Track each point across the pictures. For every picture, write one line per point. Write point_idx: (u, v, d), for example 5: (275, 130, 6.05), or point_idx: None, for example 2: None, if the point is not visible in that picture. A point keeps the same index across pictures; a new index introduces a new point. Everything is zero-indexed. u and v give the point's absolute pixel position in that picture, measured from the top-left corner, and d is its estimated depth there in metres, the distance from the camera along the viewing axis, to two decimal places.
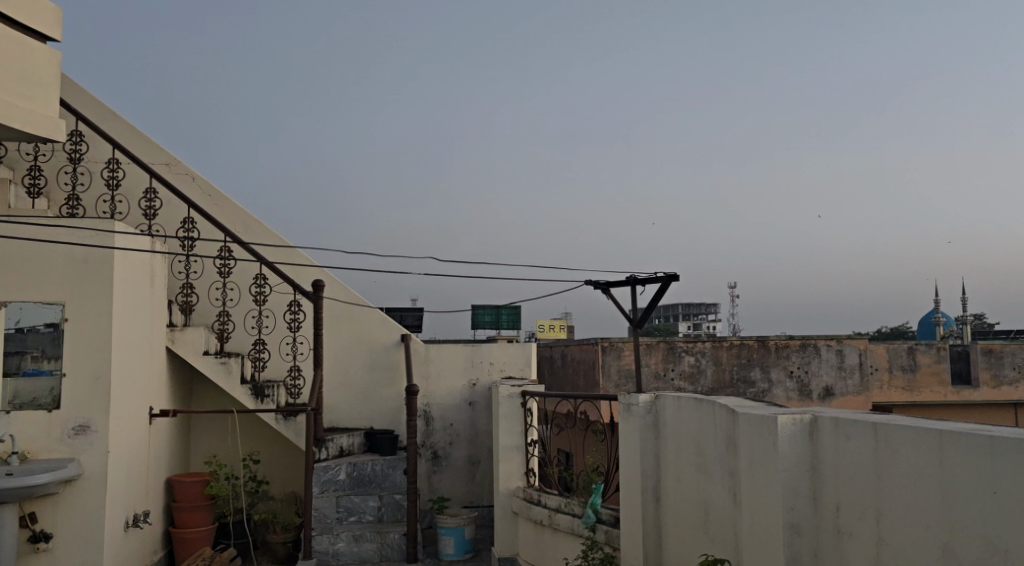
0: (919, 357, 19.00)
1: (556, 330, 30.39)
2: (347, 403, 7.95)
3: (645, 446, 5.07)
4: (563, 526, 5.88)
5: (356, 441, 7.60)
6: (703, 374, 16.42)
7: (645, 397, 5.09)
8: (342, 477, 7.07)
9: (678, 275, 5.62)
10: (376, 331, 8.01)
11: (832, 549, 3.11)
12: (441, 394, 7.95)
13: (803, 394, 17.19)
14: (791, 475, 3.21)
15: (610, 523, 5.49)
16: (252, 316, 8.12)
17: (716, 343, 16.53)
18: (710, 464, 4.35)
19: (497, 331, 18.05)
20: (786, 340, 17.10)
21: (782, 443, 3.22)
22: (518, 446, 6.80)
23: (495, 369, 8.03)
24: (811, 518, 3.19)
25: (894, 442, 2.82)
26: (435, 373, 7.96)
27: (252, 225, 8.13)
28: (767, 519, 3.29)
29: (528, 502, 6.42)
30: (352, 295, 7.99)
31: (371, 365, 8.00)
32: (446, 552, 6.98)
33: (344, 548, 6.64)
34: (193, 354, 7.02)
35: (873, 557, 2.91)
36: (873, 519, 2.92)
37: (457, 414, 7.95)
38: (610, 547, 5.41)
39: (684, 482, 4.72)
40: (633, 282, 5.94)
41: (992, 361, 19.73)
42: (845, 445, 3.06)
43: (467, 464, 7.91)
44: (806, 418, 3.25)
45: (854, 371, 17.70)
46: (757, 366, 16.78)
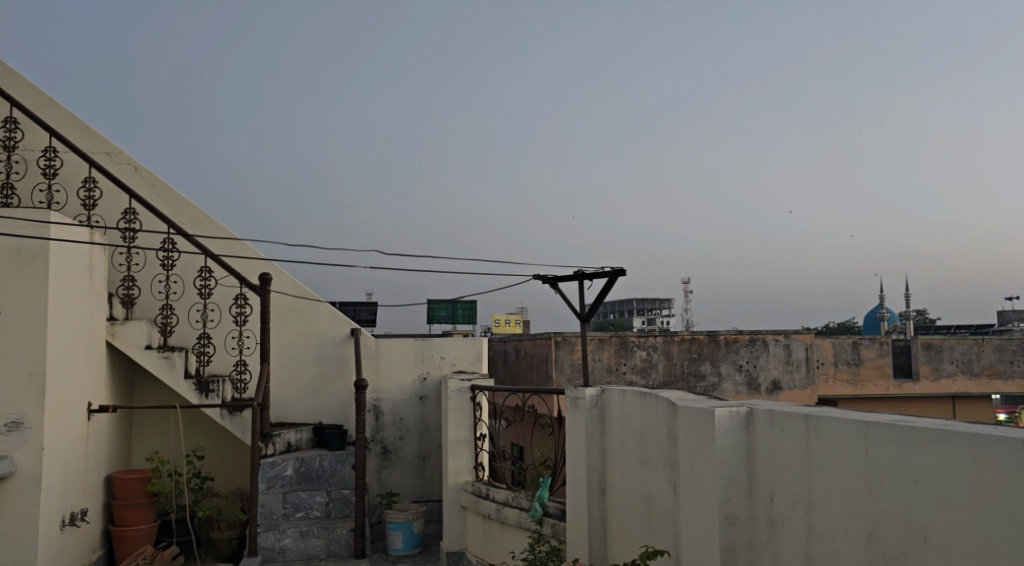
0: (863, 352, 19.49)
1: (512, 325, 30.40)
2: (296, 398, 7.87)
3: (591, 439, 5.13)
4: (511, 520, 5.92)
5: (304, 437, 7.52)
6: (655, 368, 16.49)
7: (591, 390, 5.14)
8: (289, 472, 6.99)
9: (625, 270, 5.71)
10: (325, 325, 7.94)
11: (765, 539, 3.20)
12: (392, 389, 7.92)
13: (752, 387, 17.51)
14: (727, 466, 3.28)
15: (556, 516, 5.57)
16: (196, 309, 7.98)
17: (668, 338, 16.72)
18: (654, 458, 4.41)
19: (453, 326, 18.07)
20: (735, 335, 17.40)
21: (719, 436, 3.29)
22: (467, 440, 6.82)
23: (446, 363, 8.04)
24: (745, 509, 3.28)
25: (825, 433, 2.90)
26: (386, 367, 7.93)
27: (197, 216, 7.99)
28: (703, 512, 3.37)
29: (476, 496, 6.45)
30: (301, 289, 7.91)
31: (320, 360, 7.93)
32: (394, 547, 6.98)
33: (291, 544, 6.59)
34: (135, 348, 6.86)
35: (802, 546, 3.00)
36: (804, 508, 3.01)
37: (407, 409, 7.93)
38: (556, 540, 5.48)
39: (628, 475, 4.78)
40: (580, 277, 6.01)
41: (932, 355, 20.37)
42: (778, 437, 3.15)
43: (418, 458, 7.90)
44: (742, 411, 3.33)
45: (801, 365, 18.17)
46: (708, 360, 17.07)
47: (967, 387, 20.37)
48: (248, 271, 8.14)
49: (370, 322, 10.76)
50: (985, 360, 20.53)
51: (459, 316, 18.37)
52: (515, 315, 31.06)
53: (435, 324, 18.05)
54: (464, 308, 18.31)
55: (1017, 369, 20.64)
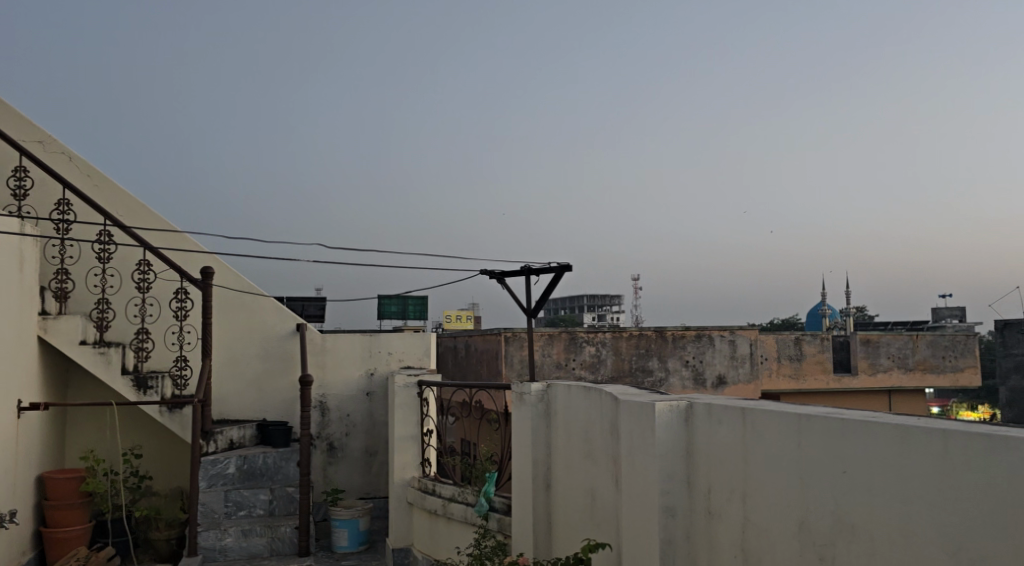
0: (805, 347, 19.93)
1: (463, 321, 30.38)
2: (238, 394, 7.71)
3: (537, 434, 5.13)
4: (457, 515, 5.90)
5: (248, 434, 7.37)
6: (603, 363, 16.61)
7: (537, 385, 5.13)
8: (231, 470, 6.85)
9: (572, 266, 5.74)
10: (269, 319, 7.79)
11: (703, 531, 3.24)
12: (338, 385, 7.82)
13: (698, 382, 17.82)
14: (667, 459, 3.31)
15: (502, 511, 5.58)
16: (134, 303, 7.75)
17: (616, 333, 16.87)
18: (597, 452, 4.43)
19: (404, 322, 17.97)
20: (682, 330, 17.67)
21: (660, 430, 3.32)
22: (414, 435, 6.77)
23: (394, 359, 7.96)
24: (684, 501, 3.31)
25: (760, 426, 2.95)
26: (332, 363, 7.82)
27: (136, 208, 7.76)
28: (644, 504, 3.40)
29: (422, 492, 6.41)
30: (244, 283, 7.75)
31: (264, 355, 7.78)
32: (340, 545, 6.91)
33: (232, 544, 6.44)
34: (68, 344, 6.64)
35: (737, 537, 3.05)
36: (740, 500, 3.05)
37: (354, 404, 7.84)
38: (502, 535, 5.47)
39: (573, 469, 4.80)
40: (527, 272, 6.02)
41: (870, 350, 20.94)
42: (716, 430, 3.18)
43: (364, 455, 7.82)
44: (682, 405, 3.36)
45: (745, 360, 18.52)
46: (655, 355, 17.28)
47: (902, 381, 21.04)
48: (188, 265, 7.94)
49: (318, 317, 10.61)
50: (919, 354, 21.23)
51: (410, 312, 18.27)
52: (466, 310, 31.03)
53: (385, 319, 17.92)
54: (414, 304, 18.19)
55: (949, 363, 21.39)
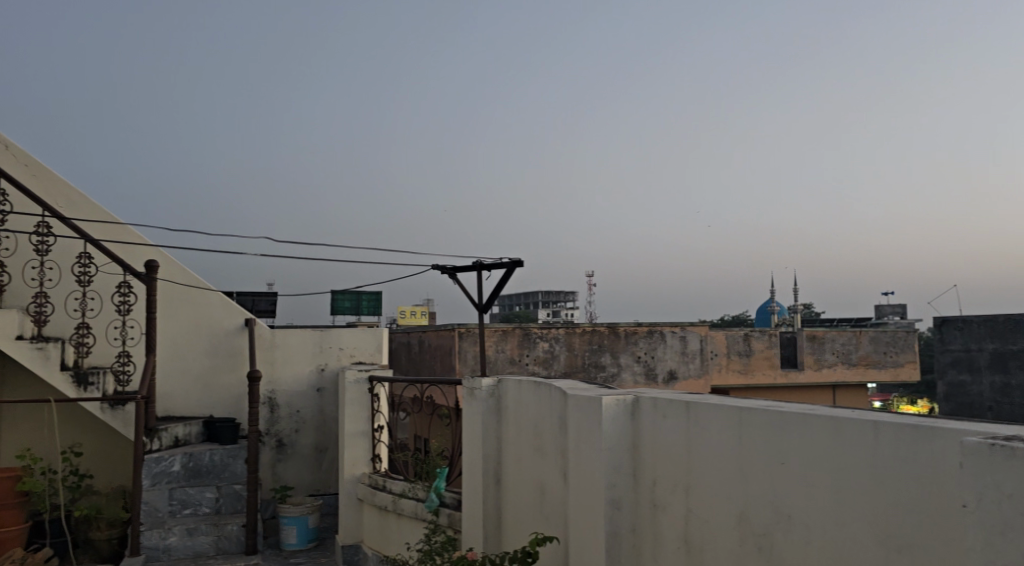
0: (754, 343, 20.30)
1: (417, 316, 30.26)
2: (184, 391, 7.55)
3: (487, 429, 5.11)
4: (407, 511, 5.86)
5: (194, 431, 7.22)
6: (556, 359, 16.65)
7: (488, 381, 5.12)
8: (177, 468, 6.70)
9: (523, 262, 5.76)
10: (217, 314, 7.63)
11: (648, 523, 3.28)
12: (288, 380, 7.70)
13: (649, 377, 18.02)
14: (613, 453, 3.33)
15: (452, 506, 5.56)
16: (75, 297, 7.53)
17: (570, 329, 16.93)
18: (547, 447, 4.44)
19: (358, 318, 17.82)
20: (634, 327, 17.88)
21: (607, 424, 3.34)
22: (365, 431, 6.72)
23: (345, 354, 7.87)
24: (630, 494, 3.34)
25: (704, 419, 2.98)
26: (281, 358, 7.69)
27: (77, 199, 7.53)
28: (590, 496, 3.43)
29: (372, 488, 6.36)
30: (191, 277, 7.58)
31: (212, 351, 7.63)
32: (288, 542, 6.81)
33: (176, 543, 6.30)
34: (4, 339, 6.42)
35: (681, 528, 3.09)
36: (683, 492, 3.09)
37: (304, 401, 7.73)
38: (452, 530, 5.46)
39: (522, 463, 4.81)
40: (478, 267, 6.01)
41: (815, 346, 21.42)
42: (661, 423, 3.21)
43: (314, 451, 7.73)
44: (629, 399, 3.38)
45: (695, 356, 18.81)
46: (607, 351, 17.43)
47: (846, 376, 21.58)
48: (132, 258, 7.74)
49: (269, 313, 10.44)
50: (862, 350, 21.81)
51: (364, 308, 18.12)
52: (421, 307, 30.90)
53: (339, 315, 17.72)
54: (369, 299, 18.05)
55: (890, 359, 22.02)
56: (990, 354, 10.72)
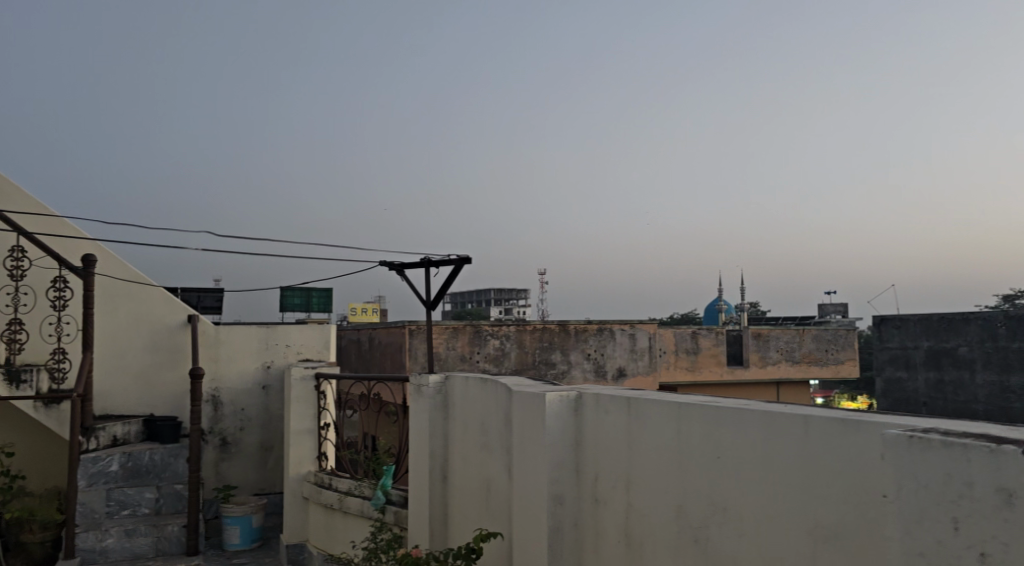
0: (701, 341, 20.64)
1: (369, 313, 30.01)
2: (123, 389, 7.36)
3: (433, 426, 5.09)
4: (353, 510, 5.81)
5: (133, 430, 7.04)
6: (507, 356, 16.68)
7: (435, 377, 5.10)
8: (114, 468, 6.52)
9: (471, 259, 5.75)
10: (158, 310, 7.44)
11: (591, 518, 3.31)
12: (232, 378, 7.56)
13: (599, 374, 18.20)
14: (556, 449, 3.35)
15: (398, 504, 5.53)
16: (7, 292, 7.27)
17: (520, 327, 16.97)
18: (493, 444, 4.45)
19: (308, 315, 17.61)
20: (584, 324, 18.01)
21: (550, 420, 3.36)
22: (311, 429, 6.64)
23: (292, 351, 7.75)
24: (573, 489, 3.37)
25: (644, 414, 3.02)
26: (226, 355, 7.55)
27: (9, 191, 7.27)
28: (533, 492, 3.44)
29: (318, 487, 6.29)
30: (131, 272, 7.39)
31: (153, 348, 7.44)
32: (231, 543, 6.69)
33: (114, 545, 6.14)
34: None
35: (621, 523, 3.12)
36: (624, 487, 3.12)
37: (249, 398, 7.60)
38: (399, 527, 5.42)
39: (469, 460, 4.80)
40: (426, 264, 5.98)
41: (761, 344, 21.86)
42: (604, 419, 3.24)
43: (259, 450, 7.61)
44: (571, 396, 3.41)
45: (644, 353, 19.06)
46: (558, 349, 17.53)
47: (789, 373, 22.09)
48: (68, 253, 7.50)
49: (215, 310, 10.23)
50: (805, 348, 22.36)
51: (313, 304, 17.90)
52: (372, 304, 30.69)
53: (287, 311, 17.47)
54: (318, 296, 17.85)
55: (832, 356, 22.60)
56: (925, 352, 11.06)
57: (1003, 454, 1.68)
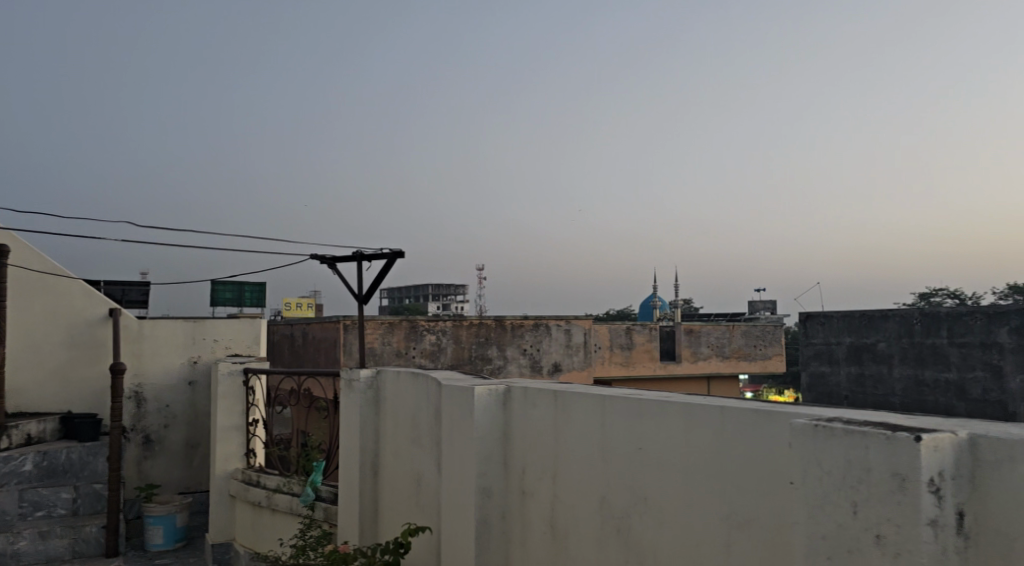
0: (635, 337, 20.95)
1: (305, 309, 29.60)
2: (40, 385, 7.07)
3: (365, 422, 5.04)
4: (282, 507, 5.71)
5: (49, 427, 6.76)
6: (443, 351, 16.65)
7: (366, 372, 5.06)
8: (28, 468, 6.23)
9: (404, 253, 5.72)
10: (77, 304, 7.17)
11: (517, 511, 3.34)
12: (157, 373, 7.34)
13: (535, 369, 18.33)
14: (485, 443, 3.36)
15: (329, 500, 5.46)
16: None
17: (457, 322, 16.93)
18: (424, 439, 4.44)
19: (240, 310, 17.24)
20: (520, 320, 18.10)
21: (478, 414, 3.36)
22: (238, 425, 6.50)
23: (220, 346, 7.56)
24: (500, 482, 3.39)
25: (570, 408, 3.06)
26: (150, 350, 7.32)
27: None
28: (461, 486, 3.45)
29: (245, 484, 6.16)
30: (48, 264, 7.10)
31: (71, 343, 7.17)
32: (153, 543, 6.52)
33: (27, 547, 5.90)
34: None
35: (547, 515, 3.16)
36: (550, 479, 3.16)
37: (174, 394, 7.39)
38: (328, 524, 5.35)
39: (400, 455, 4.77)
40: (359, 257, 5.92)
41: (693, 340, 22.30)
42: (531, 412, 3.27)
43: (185, 447, 7.42)
44: (501, 390, 3.42)
45: (579, 349, 19.24)
46: (494, 344, 17.57)
47: (719, 368, 22.64)
48: None
49: (141, 303, 9.92)
50: (734, 344, 22.94)
51: (246, 299, 17.50)
52: (308, 299, 30.25)
53: (219, 306, 17.04)
54: (251, 291, 17.49)
55: (760, 351, 23.23)
56: (846, 347, 11.48)
57: (897, 440, 1.76)
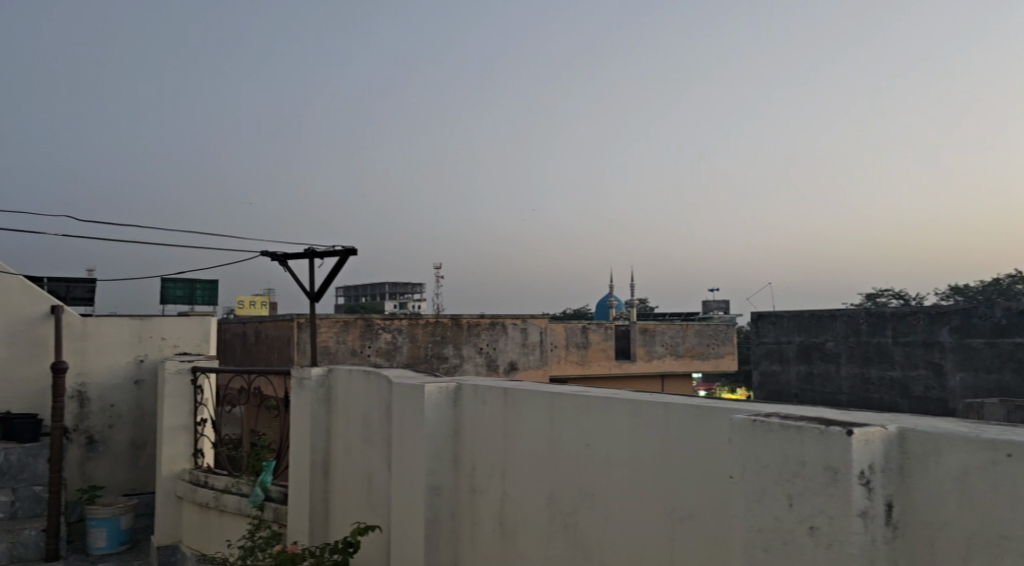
0: (590, 336, 21.09)
1: (258, 307, 29.17)
2: None
3: (316, 420, 4.98)
4: (230, 507, 5.62)
5: None
6: (399, 350, 16.55)
7: (317, 370, 5.00)
8: None
9: (356, 250, 5.67)
10: (17, 301, 6.94)
11: (467, 509, 3.34)
12: (101, 372, 7.15)
13: (490, 368, 18.34)
14: (435, 441, 3.35)
15: (278, 500, 5.38)
16: None
17: (413, 321, 16.84)
18: (375, 437, 4.41)
19: (190, 307, 16.91)
20: (476, 319, 18.12)
21: (429, 412, 3.35)
22: (186, 425, 6.37)
23: (168, 345, 7.40)
24: (450, 480, 3.39)
25: (519, 405, 3.07)
26: (94, 349, 7.12)
27: None
28: (411, 485, 3.43)
29: (193, 485, 6.04)
30: None
31: (11, 341, 6.94)
32: (96, 546, 6.35)
33: None
34: None
35: (496, 512, 3.17)
36: (500, 477, 3.16)
37: (119, 394, 7.21)
38: (277, 524, 5.28)
39: (351, 454, 4.73)
40: (310, 254, 5.85)
41: (647, 339, 22.52)
42: (481, 410, 3.28)
43: (130, 448, 7.25)
44: (451, 388, 3.42)
45: (535, 347, 19.29)
46: (450, 343, 17.54)
47: (673, 366, 22.92)
48: None
49: (86, 301, 9.66)
50: (687, 343, 23.26)
51: (197, 296, 17.18)
52: (262, 298, 29.82)
53: (168, 304, 16.69)
54: (202, 289, 17.17)
55: (713, 350, 23.60)
56: (796, 346, 11.73)
57: (830, 434, 1.81)
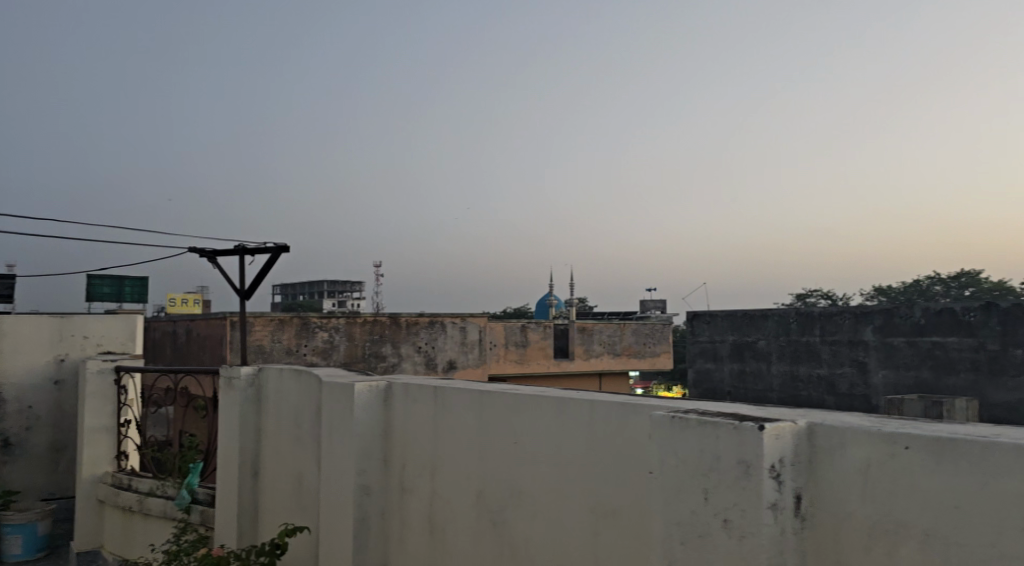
0: (529, 334, 21.19)
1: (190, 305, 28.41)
2: None
3: (244, 420, 4.88)
4: (154, 511, 5.46)
5: None
6: (336, 349, 16.32)
7: (247, 369, 4.89)
8: None
9: (288, 247, 5.57)
10: None
11: (397, 508, 3.32)
12: (18, 372, 6.84)
13: (429, 367, 18.27)
14: (364, 440, 3.32)
15: (205, 503, 5.25)
16: None
17: (350, 319, 16.63)
18: (306, 437, 4.34)
19: (118, 305, 16.37)
20: (415, 318, 18.03)
21: (359, 410, 3.31)
22: (108, 427, 6.16)
23: (91, 344, 7.14)
24: (380, 479, 3.36)
25: (448, 403, 3.06)
26: (10, 348, 6.80)
27: None
28: (339, 485, 3.39)
29: (115, 488, 5.85)
30: None
31: None
32: (11, 554, 6.09)
33: None
34: None
35: (425, 510, 3.16)
36: (429, 475, 3.16)
37: (38, 395, 6.92)
38: (204, 527, 5.15)
39: (281, 454, 4.65)
40: (241, 251, 5.72)
41: (586, 338, 22.73)
42: (411, 409, 3.26)
43: (49, 451, 6.98)
44: (381, 386, 3.39)
45: (474, 346, 19.26)
46: (388, 341, 17.39)
47: (610, 365, 23.20)
48: None
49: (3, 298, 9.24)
50: (624, 342, 23.58)
51: (125, 294, 16.64)
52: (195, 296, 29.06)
53: (95, 301, 16.10)
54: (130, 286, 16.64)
55: (649, 349, 23.98)
56: (729, 345, 12.01)
57: (743, 430, 1.86)
